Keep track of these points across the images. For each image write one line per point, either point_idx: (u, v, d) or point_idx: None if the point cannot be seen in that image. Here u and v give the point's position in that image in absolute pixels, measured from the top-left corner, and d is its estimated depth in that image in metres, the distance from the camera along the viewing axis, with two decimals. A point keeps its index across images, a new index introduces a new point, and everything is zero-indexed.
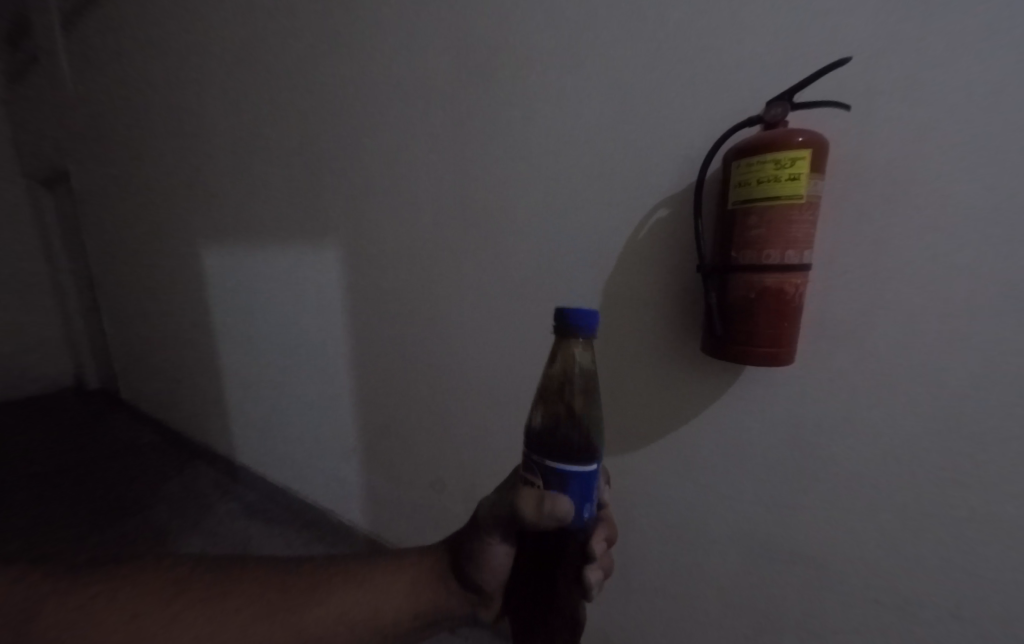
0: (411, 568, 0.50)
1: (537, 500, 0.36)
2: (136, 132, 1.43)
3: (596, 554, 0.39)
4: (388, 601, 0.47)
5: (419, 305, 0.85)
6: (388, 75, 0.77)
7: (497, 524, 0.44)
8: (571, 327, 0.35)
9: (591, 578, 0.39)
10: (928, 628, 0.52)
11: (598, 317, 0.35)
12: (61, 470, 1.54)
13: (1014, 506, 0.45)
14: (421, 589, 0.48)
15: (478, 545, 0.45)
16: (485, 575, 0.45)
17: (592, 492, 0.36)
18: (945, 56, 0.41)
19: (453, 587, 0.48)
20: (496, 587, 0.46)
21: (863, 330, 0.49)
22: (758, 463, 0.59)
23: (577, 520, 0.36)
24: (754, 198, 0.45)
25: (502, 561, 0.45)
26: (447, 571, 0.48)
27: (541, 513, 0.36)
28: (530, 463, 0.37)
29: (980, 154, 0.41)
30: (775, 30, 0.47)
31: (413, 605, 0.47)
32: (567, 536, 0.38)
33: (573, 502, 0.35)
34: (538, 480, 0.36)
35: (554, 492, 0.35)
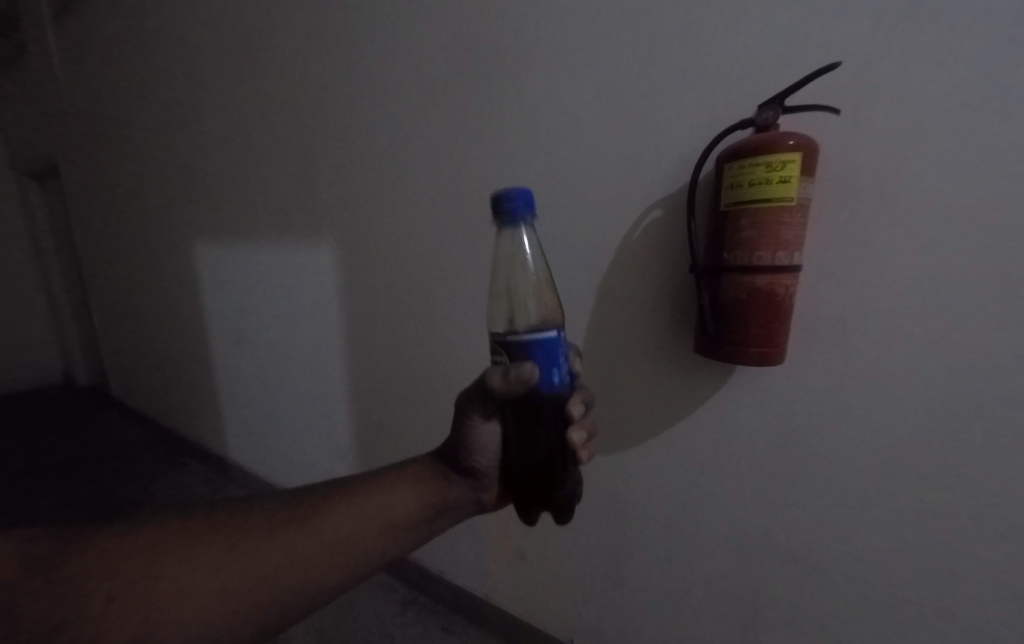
0: (411, 475, 0.49)
1: (503, 375, 0.40)
2: (126, 126, 1.41)
3: (575, 415, 0.43)
4: (398, 503, 0.46)
5: (411, 306, 0.85)
6: (381, 73, 0.77)
7: (477, 408, 0.48)
8: (509, 211, 0.40)
9: (575, 437, 0.43)
10: (909, 623, 0.54)
11: (532, 202, 0.40)
12: (46, 469, 1.51)
13: (994, 504, 0.46)
14: (424, 488, 0.48)
15: (465, 432, 0.49)
16: (478, 457, 0.49)
17: (558, 355, 0.39)
18: (934, 64, 0.42)
19: (453, 480, 0.50)
20: (491, 463, 0.50)
21: (854, 332, 0.50)
22: (747, 463, 0.60)
23: (546, 382, 0.39)
24: (746, 200, 0.45)
25: (492, 438, 0.49)
26: (444, 467, 0.50)
27: (507, 383, 0.40)
28: (495, 346, 0.40)
29: (968, 161, 0.42)
30: (767, 36, 0.48)
31: (420, 503, 0.47)
32: (543, 406, 0.41)
33: (540, 364, 0.38)
34: (504, 357, 0.39)
35: (519, 360, 0.39)
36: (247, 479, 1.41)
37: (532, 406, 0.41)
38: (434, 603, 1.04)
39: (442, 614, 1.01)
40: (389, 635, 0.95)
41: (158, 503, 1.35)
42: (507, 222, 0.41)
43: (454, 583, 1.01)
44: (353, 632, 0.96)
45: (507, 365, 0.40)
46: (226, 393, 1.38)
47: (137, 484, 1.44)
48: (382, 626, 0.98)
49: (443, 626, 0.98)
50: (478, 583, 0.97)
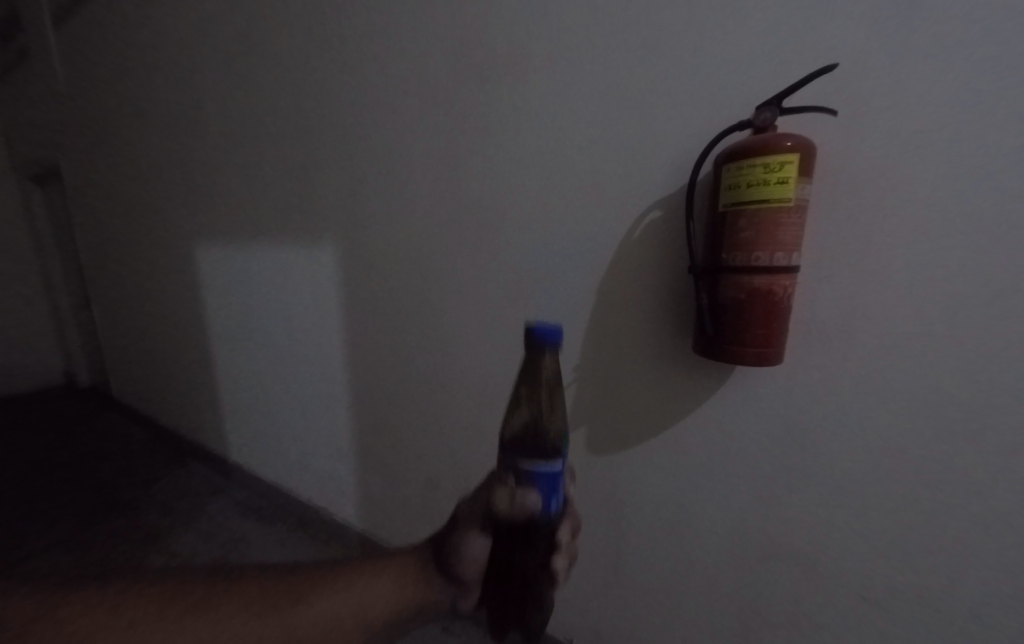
0: (395, 568, 0.48)
1: (509, 497, 0.37)
2: (126, 127, 1.42)
3: (562, 543, 0.40)
4: (379, 595, 0.45)
5: (410, 305, 0.86)
6: (380, 74, 0.77)
7: (475, 520, 0.45)
8: (541, 346, 0.37)
9: (556, 566, 0.40)
10: (907, 621, 0.54)
11: (564, 337, 0.37)
12: (46, 469, 1.51)
13: (991, 502, 0.47)
14: (406, 584, 0.46)
15: (454, 538, 0.46)
16: (464, 566, 0.45)
17: (559, 484, 0.37)
18: (930, 64, 0.42)
19: (435, 582, 0.47)
20: (475, 575, 0.46)
21: (853, 330, 0.50)
22: (746, 463, 0.60)
23: (545, 511, 0.37)
24: (744, 200, 0.45)
25: (480, 550, 0.45)
26: (429, 567, 0.47)
27: (511, 508, 0.37)
28: (502, 464, 0.37)
29: (964, 162, 0.42)
30: (764, 37, 0.48)
31: (400, 597, 0.46)
32: (535, 533, 0.38)
33: (542, 492, 0.36)
34: (510, 481, 0.37)
35: (524, 487, 0.36)
36: (247, 480, 1.41)
37: (525, 534, 0.38)
38: None
39: (442, 614, 1.01)
40: None
41: (159, 504, 1.35)
42: (536, 352, 0.37)
43: None
44: None
45: (511, 485, 0.37)
46: (227, 394, 1.39)
47: (137, 485, 1.44)
48: None
49: (443, 625, 0.98)
50: None
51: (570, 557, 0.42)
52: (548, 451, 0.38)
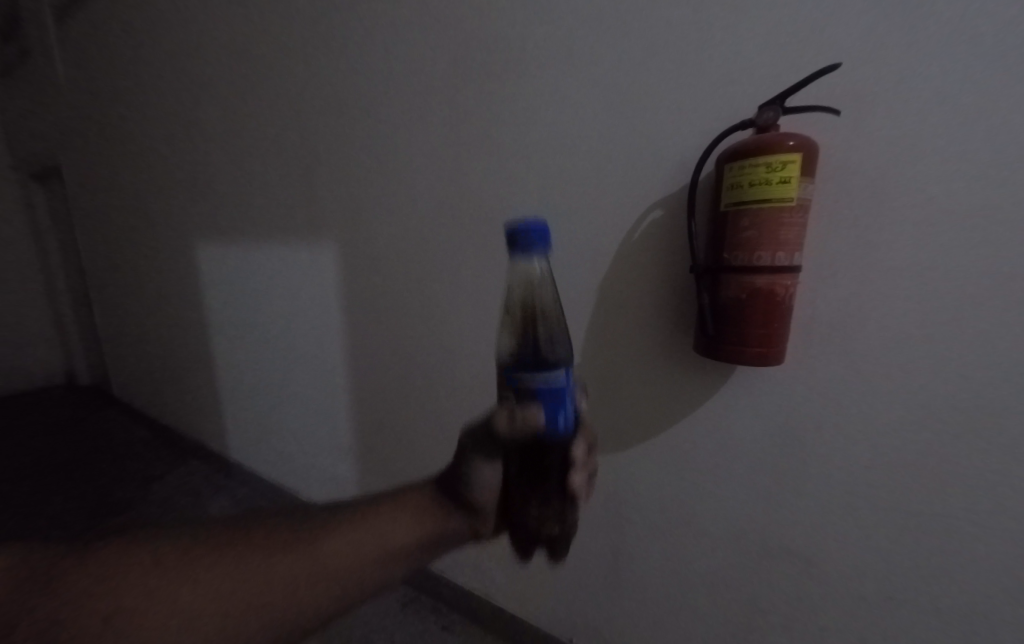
0: (411, 503, 0.46)
1: (509, 416, 0.36)
2: (126, 125, 1.42)
3: (578, 459, 0.39)
4: (396, 531, 0.43)
5: (410, 304, 0.86)
6: (382, 71, 0.77)
7: (479, 450, 0.45)
8: (527, 252, 0.35)
9: (574, 483, 0.40)
10: (909, 621, 0.54)
11: (549, 236, 0.35)
12: (46, 468, 1.51)
13: (993, 503, 0.46)
14: (423, 520, 0.45)
15: (465, 468, 0.45)
16: (478, 494, 0.45)
17: (564, 397, 0.36)
18: (934, 63, 0.42)
19: (451, 512, 0.46)
20: (488, 502, 0.46)
21: (854, 331, 0.50)
22: (747, 463, 0.60)
23: (551, 426, 0.36)
24: (746, 200, 0.45)
25: (493, 476, 0.45)
26: (443, 497, 0.46)
27: (512, 428, 0.36)
28: (501, 383, 0.37)
29: (968, 161, 0.42)
30: (767, 36, 0.48)
31: (419, 532, 0.44)
32: (548, 451, 0.38)
33: (546, 408, 0.35)
34: (511, 397, 0.36)
35: (525, 404, 0.35)
36: (247, 478, 1.41)
37: (534, 449, 0.38)
38: (434, 602, 1.04)
39: (442, 613, 1.01)
40: (388, 634, 0.95)
41: (159, 502, 1.35)
42: (523, 259, 0.36)
43: (455, 582, 1.01)
44: (353, 631, 0.96)
45: (511, 401, 0.36)
46: (227, 392, 1.39)
47: (137, 483, 1.44)
48: (382, 624, 0.98)
49: (443, 624, 0.98)
50: (479, 583, 0.97)
51: (587, 472, 0.42)
52: (548, 365, 0.36)
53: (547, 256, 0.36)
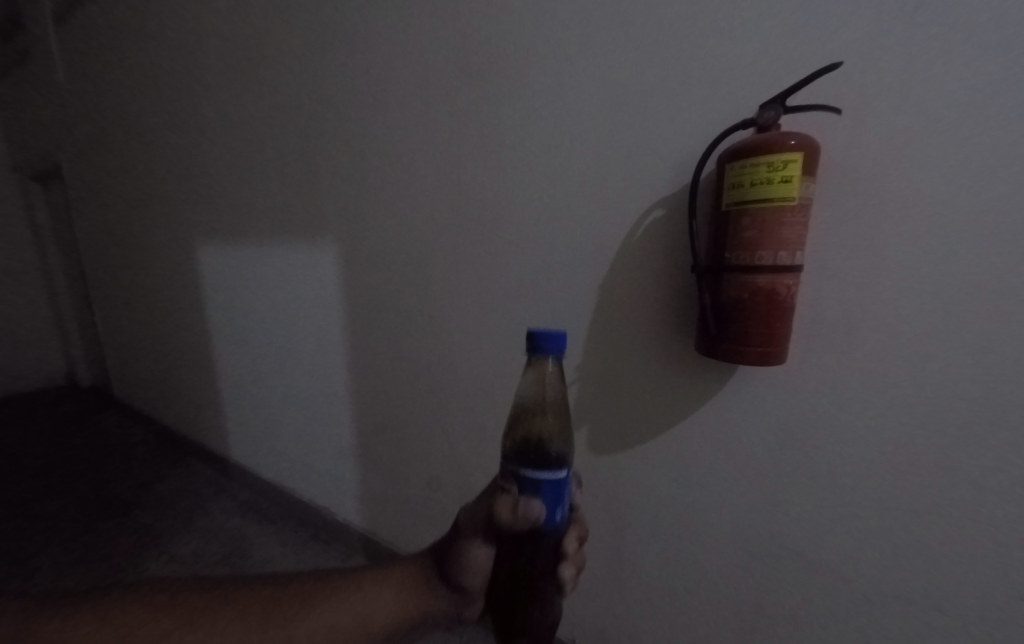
0: (402, 575, 0.51)
1: (512, 507, 0.37)
2: (126, 127, 1.42)
3: (568, 553, 0.41)
4: (386, 601, 0.48)
5: (411, 305, 0.86)
6: (382, 72, 0.77)
7: (477, 527, 0.47)
8: (543, 353, 0.37)
9: (565, 576, 0.41)
10: (911, 622, 0.54)
11: (565, 343, 0.37)
12: (48, 470, 1.52)
13: (995, 502, 0.46)
14: (412, 595, 0.49)
15: (458, 551, 0.48)
16: (467, 573, 0.48)
17: (564, 494, 0.37)
18: (935, 63, 0.42)
19: (440, 592, 0.50)
20: (477, 588, 0.49)
21: (856, 330, 0.50)
22: (749, 463, 0.60)
23: (548, 523, 0.36)
24: (748, 199, 0.45)
25: (485, 559, 0.47)
26: (433, 575, 0.50)
27: (515, 516, 0.37)
28: (505, 473, 0.37)
29: (969, 160, 0.42)
30: (767, 36, 0.48)
31: (406, 607, 0.48)
32: (541, 540, 0.39)
33: (547, 504, 0.36)
34: (512, 489, 0.36)
35: (527, 498, 0.36)
36: (249, 479, 1.41)
37: (530, 539, 0.40)
38: None
39: None
40: None
41: (162, 503, 1.35)
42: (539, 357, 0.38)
43: None
44: None
45: (514, 495, 0.37)
46: (228, 394, 1.39)
47: (140, 484, 1.45)
48: None
49: (445, 625, 0.98)
50: None
51: (578, 565, 0.42)
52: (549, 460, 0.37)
53: (561, 358, 0.38)
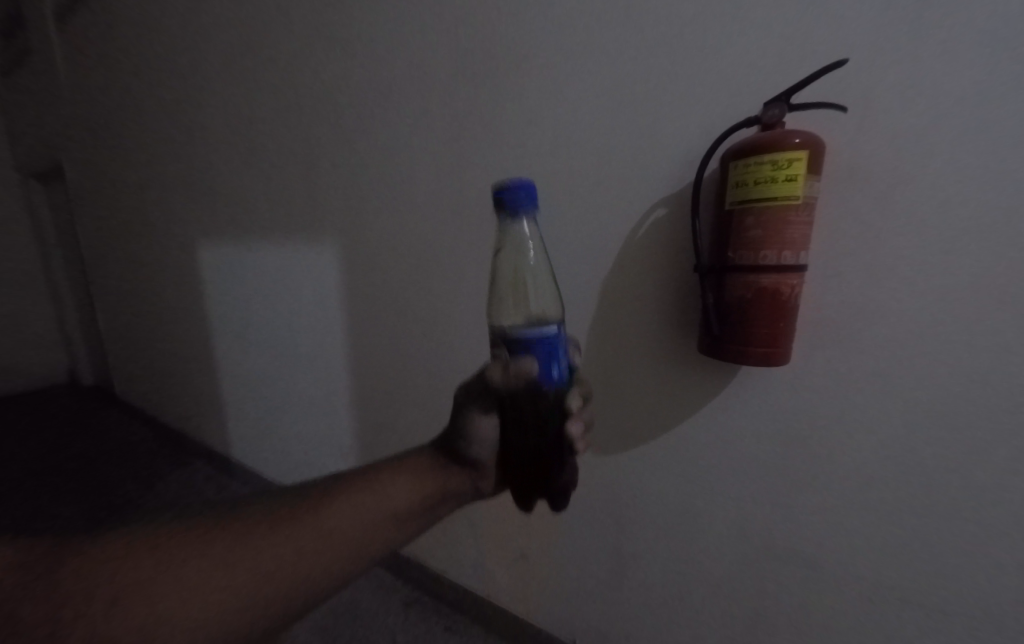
0: (412, 465, 0.50)
1: (504, 369, 0.40)
2: (127, 125, 1.42)
3: (574, 410, 0.43)
4: (399, 494, 0.46)
5: (411, 303, 0.85)
6: (382, 69, 0.77)
7: (477, 402, 0.49)
8: (513, 208, 0.39)
9: (573, 430, 0.44)
10: (916, 623, 0.53)
11: (536, 195, 0.39)
12: (47, 469, 1.52)
13: (1003, 504, 0.46)
14: (425, 478, 0.49)
15: (464, 423, 0.50)
16: (477, 447, 0.50)
17: (557, 352, 0.39)
18: (943, 59, 0.41)
19: (452, 470, 0.50)
20: (489, 460, 0.51)
21: (860, 331, 0.49)
22: (751, 464, 0.59)
23: (546, 378, 0.39)
24: (752, 198, 0.45)
25: (491, 428, 0.49)
26: (442, 457, 0.51)
27: (509, 377, 0.40)
28: (495, 340, 0.40)
29: (980, 158, 0.41)
30: (772, 31, 0.47)
31: (420, 492, 0.48)
32: (541, 402, 0.41)
33: (540, 361, 0.39)
34: (506, 351, 0.39)
35: (519, 357, 0.39)
36: (249, 477, 1.41)
37: (529, 403, 0.41)
38: (437, 603, 1.04)
39: (445, 614, 1.01)
40: (391, 634, 0.95)
41: (162, 502, 1.35)
42: (509, 216, 0.40)
43: (457, 583, 1.01)
44: (356, 632, 0.96)
45: (506, 358, 0.40)
46: (229, 393, 1.39)
47: (141, 484, 1.44)
48: (386, 626, 0.97)
49: (445, 625, 0.98)
50: (481, 583, 0.97)
51: (585, 425, 0.46)
52: (539, 322, 0.40)
53: (535, 210, 0.40)
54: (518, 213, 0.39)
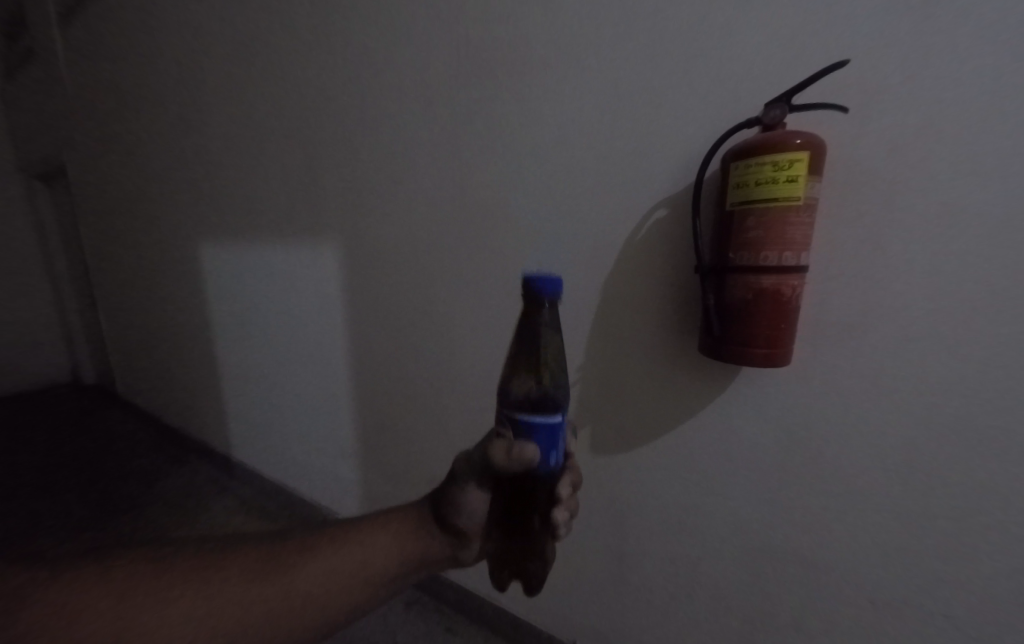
0: (397, 522, 0.52)
1: (505, 450, 0.40)
2: (130, 125, 1.43)
3: (563, 497, 0.44)
4: (376, 556, 0.48)
5: (411, 303, 0.86)
6: (384, 69, 0.77)
7: (473, 475, 0.50)
8: (537, 294, 0.40)
9: (557, 517, 0.44)
10: (915, 626, 0.53)
11: (560, 286, 0.40)
12: (48, 467, 1.52)
13: (1003, 507, 0.46)
14: (406, 539, 0.50)
15: (455, 494, 0.50)
16: (465, 521, 0.50)
17: (559, 439, 0.40)
18: (945, 61, 0.41)
19: (435, 536, 0.51)
20: (475, 529, 0.51)
21: (860, 332, 0.49)
22: (752, 466, 0.59)
23: (544, 464, 0.40)
24: (753, 199, 0.45)
25: (481, 502, 0.50)
26: (427, 522, 0.52)
27: (510, 459, 0.40)
28: (501, 418, 0.41)
29: (980, 161, 0.41)
30: (773, 33, 0.47)
31: (396, 555, 0.49)
32: (539, 480, 0.42)
33: (541, 446, 0.39)
34: (509, 433, 0.40)
35: (522, 440, 0.39)
36: (251, 477, 1.41)
37: (528, 480, 0.43)
38: (437, 603, 1.04)
39: (445, 614, 1.01)
40: (391, 634, 0.95)
41: (163, 502, 1.35)
42: (533, 302, 0.41)
43: (457, 583, 1.01)
44: (356, 631, 0.96)
45: (510, 438, 0.40)
46: (231, 393, 1.39)
47: (142, 483, 1.45)
48: (385, 626, 0.97)
49: (445, 625, 0.98)
50: (481, 583, 0.97)
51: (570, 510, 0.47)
52: (547, 406, 0.40)
53: (557, 299, 0.41)
54: (541, 301, 0.40)
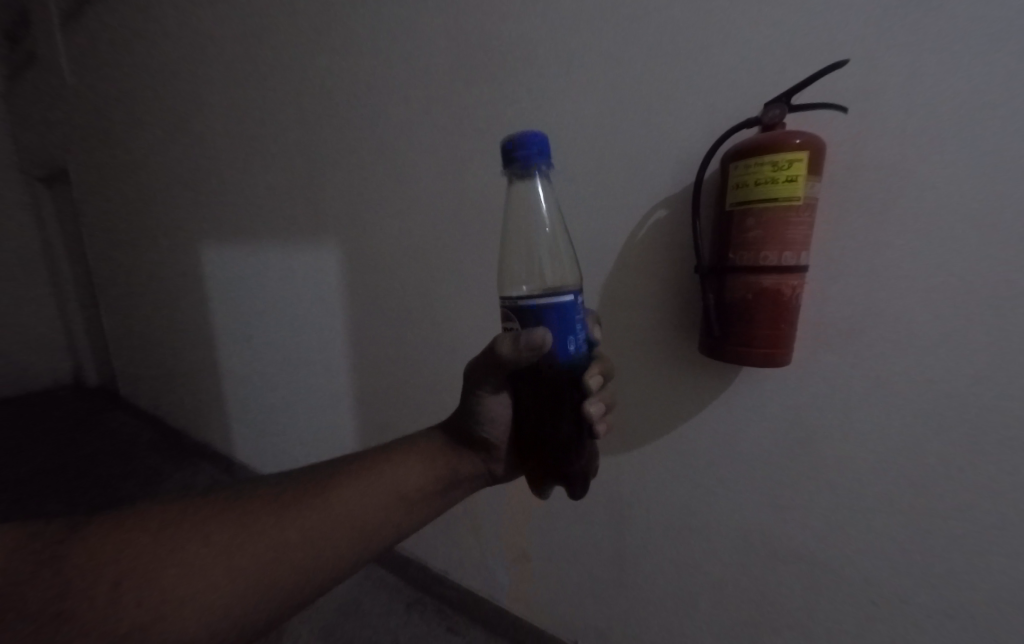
0: (424, 447, 0.52)
1: (514, 342, 0.40)
2: (131, 127, 1.43)
3: (592, 389, 0.45)
4: (409, 478, 0.49)
5: (412, 303, 0.86)
6: (384, 70, 0.77)
7: (486, 382, 0.49)
8: (523, 162, 0.39)
9: (591, 409, 0.45)
10: (918, 627, 0.53)
11: (547, 147, 0.39)
12: (51, 469, 1.53)
13: (1006, 507, 0.45)
14: (435, 463, 0.51)
15: (474, 402, 0.50)
16: (489, 424, 0.51)
17: (575, 322, 0.40)
18: (945, 59, 0.41)
19: (461, 455, 0.52)
20: (501, 438, 0.52)
21: (861, 332, 0.49)
22: (754, 466, 0.59)
23: (561, 349, 0.39)
24: (753, 199, 0.45)
25: (503, 407, 0.51)
26: (454, 443, 0.53)
27: (519, 350, 0.40)
28: (507, 311, 0.41)
29: (980, 161, 0.41)
30: (772, 34, 0.48)
31: (430, 481, 0.50)
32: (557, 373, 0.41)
33: (555, 331, 0.39)
34: (518, 322, 0.40)
35: (534, 329, 0.39)
36: (252, 477, 1.42)
37: (541, 371, 0.42)
38: (439, 604, 1.04)
39: (446, 614, 1.01)
40: (393, 634, 0.95)
41: (166, 503, 1.35)
42: (518, 167, 0.40)
43: (459, 583, 1.01)
44: (358, 632, 0.96)
45: (518, 331, 0.40)
46: (232, 394, 1.40)
47: (144, 484, 1.45)
48: (386, 626, 0.98)
49: (446, 626, 0.98)
50: (482, 583, 0.97)
51: (603, 404, 0.47)
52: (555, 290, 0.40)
53: (548, 166, 0.40)
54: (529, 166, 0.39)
